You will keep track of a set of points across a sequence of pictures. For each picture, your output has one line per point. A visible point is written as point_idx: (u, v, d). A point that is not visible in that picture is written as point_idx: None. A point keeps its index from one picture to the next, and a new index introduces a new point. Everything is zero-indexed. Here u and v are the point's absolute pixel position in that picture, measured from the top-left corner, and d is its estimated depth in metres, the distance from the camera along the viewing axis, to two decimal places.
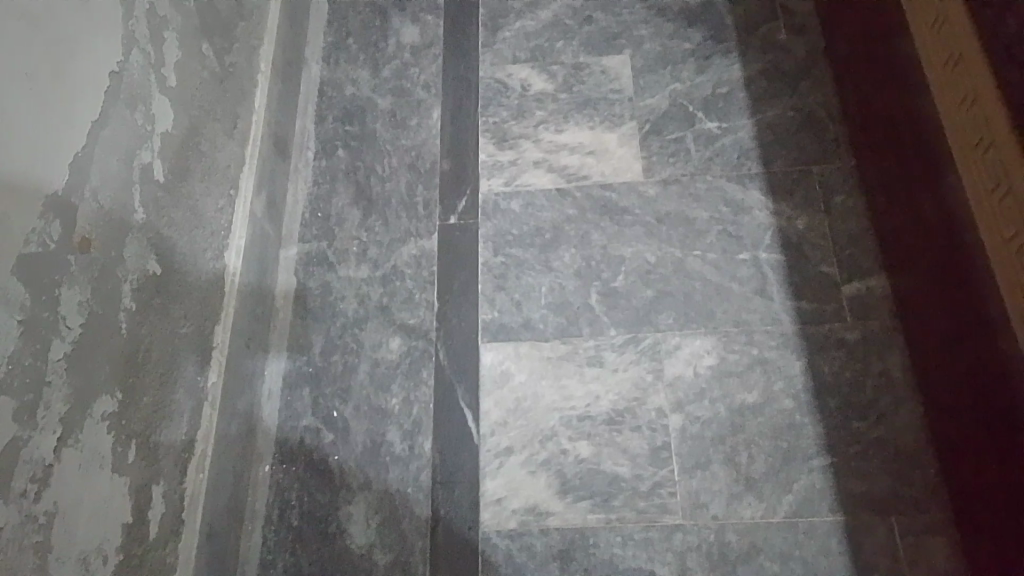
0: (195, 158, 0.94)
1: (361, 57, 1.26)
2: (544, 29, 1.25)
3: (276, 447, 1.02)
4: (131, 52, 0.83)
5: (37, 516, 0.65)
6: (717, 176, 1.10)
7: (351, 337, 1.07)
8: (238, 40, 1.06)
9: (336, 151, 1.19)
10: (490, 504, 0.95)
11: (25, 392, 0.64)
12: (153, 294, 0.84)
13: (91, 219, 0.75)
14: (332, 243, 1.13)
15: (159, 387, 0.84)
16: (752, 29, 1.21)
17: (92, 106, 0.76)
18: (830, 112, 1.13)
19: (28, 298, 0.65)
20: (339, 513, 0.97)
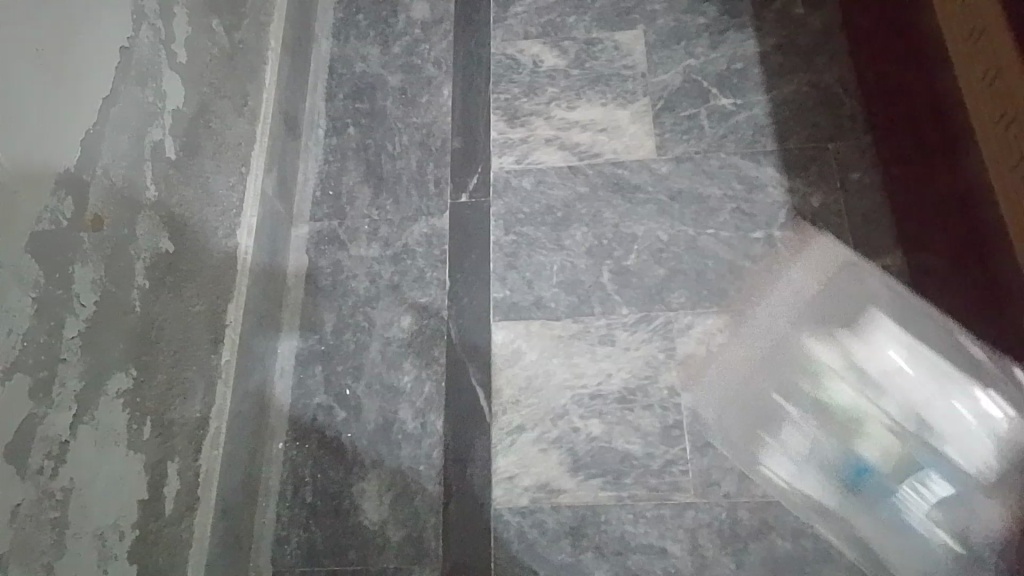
0: (205, 136, 0.93)
1: (370, 34, 1.25)
2: (556, 4, 1.23)
3: (289, 425, 1.02)
4: (141, 29, 0.82)
5: (54, 493, 0.66)
6: (731, 153, 1.09)
7: (362, 315, 1.07)
8: (247, 16, 1.05)
9: (346, 129, 1.18)
10: (501, 482, 0.96)
11: (40, 370, 0.65)
12: (166, 273, 0.84)
13: (102, 198, 0.74)
14: (342, 222, 1.12)
15: (172, 366, 0.85)
16: (768, 3, 1.19)
17: (102, 84, 0.75)
18: (846, 87, 1.11)
19: (41, 277, 0.66)
20: (352, 489, 0.97)
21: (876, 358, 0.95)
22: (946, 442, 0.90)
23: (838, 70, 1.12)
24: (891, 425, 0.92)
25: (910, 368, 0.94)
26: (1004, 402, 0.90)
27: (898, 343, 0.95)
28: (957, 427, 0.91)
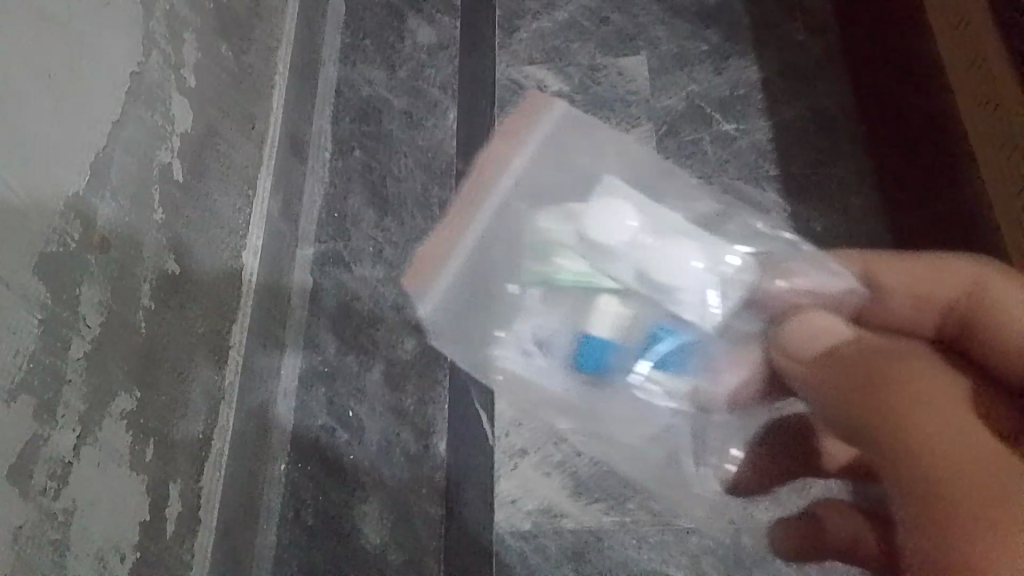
0: (212, 158, 0.94)
1: (377, 58, 1.27)
2: (559, 30, 1.25)
3: (291, 446, 1.02)
4: (151, 53, 0.83)
5: (56, 514, 0.66)
6: (733, 178, 1.10)
7: (365, 336, 1.07)
8: (255, 40, 1.06)
9: (351, 151, 1.20)
10: (504, 505, 0.96)
11: (45, 391, 0.65)
12: (171, 293, 0.85)
13: (110, 221, 0.75)
14: (347, 243, 1.13)
15: (175, 386, 0.85)
16: (769, 29, 1.21)
17: (112, 109, 0.76)
18: (847, 112, 1.12)
19: (49, 298, 0.66)
20: (353, 513, 0.97)
21: (608, 221, 0.67)
22: (676, 287, 0.69)
23: (838, 95, 1.13)
24: (615, 291, 0.68)
25: (661, 225, 0.69)
26: (803, 278, 0.71)
27: (640, 207, 0.70)
28: (715, 258, 0.71)
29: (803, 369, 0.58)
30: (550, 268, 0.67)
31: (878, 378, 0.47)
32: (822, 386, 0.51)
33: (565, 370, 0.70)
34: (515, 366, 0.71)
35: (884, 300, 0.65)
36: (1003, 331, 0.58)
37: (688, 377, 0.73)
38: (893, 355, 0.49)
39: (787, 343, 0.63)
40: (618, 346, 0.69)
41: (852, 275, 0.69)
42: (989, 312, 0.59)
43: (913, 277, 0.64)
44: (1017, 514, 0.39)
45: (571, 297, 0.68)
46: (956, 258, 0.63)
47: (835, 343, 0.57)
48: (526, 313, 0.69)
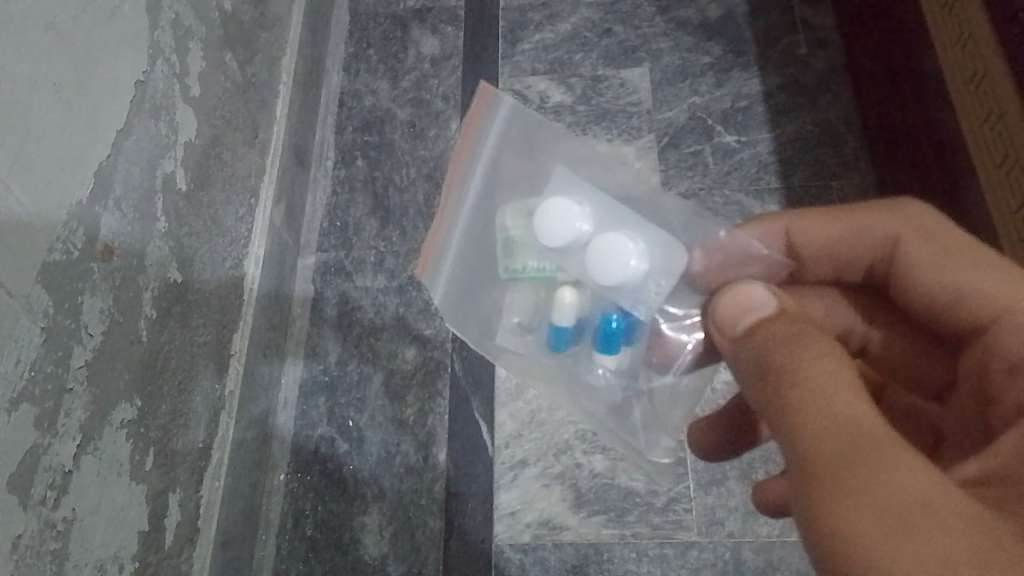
0: (216, 167, 0.95)
1: (380, 68, 1.27)
2: (562, 41, 1.25)
3: (291, 456, 1.02)
4: (156, 63, 0.84)
5: (55, 524, 0.66)
6: (735, 190, 1.11)
7: (366, 346, 1.07)
8: (259, 50, 1.07)
9: (355, 161, 1.20)
10: (504, 517, 0.97)
11: (46, 400, 0.65)
12: (174, 302, 0.85)
13: (113, 229, 0.75)
14: (349, 252, 1.13)
15: (177, 395, 0.85)
16: (772, 43, 1.21)
17: (117, 119, 0.77)
18: (852, 130, 1.14)
19: (51, 307, 0.66)
20: (353, 524, 0.97)
21: (561, 221, 0.68)
22: (625, 279, 0.69)
23: (846, 112, 1.15)
24: (570, 283, 0.73)
25: (611, 218, 0.70)
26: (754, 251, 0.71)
27: (585, 198, 0.70)
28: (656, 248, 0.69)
29: (723, 338, 0.56)
30: (515, 265, 0.73)
31: (773, 369, 0.48)
32: (737, 364, 0.53)
33: (540, 352, 0.77)
34: (508, 345, 0.77)
35: (811, 264, 0.73)
36: (921, 290, 0.65)
37: (642, 352, 0.76)
38: (794, 333, 0.50)
39: (714, 309, 0.59)
40: (578, 331, 0.75)
41: (778, 242, 0.72)
42: (903, 273, 0.67)
43: (829, 241, 0.70)
44: (870, 493, 0.41)
45: (534, 287, 0.75)
46: (868, 213, 0.68)
47: (750, 315, 0.55)
48: (504, 308, 0.75)
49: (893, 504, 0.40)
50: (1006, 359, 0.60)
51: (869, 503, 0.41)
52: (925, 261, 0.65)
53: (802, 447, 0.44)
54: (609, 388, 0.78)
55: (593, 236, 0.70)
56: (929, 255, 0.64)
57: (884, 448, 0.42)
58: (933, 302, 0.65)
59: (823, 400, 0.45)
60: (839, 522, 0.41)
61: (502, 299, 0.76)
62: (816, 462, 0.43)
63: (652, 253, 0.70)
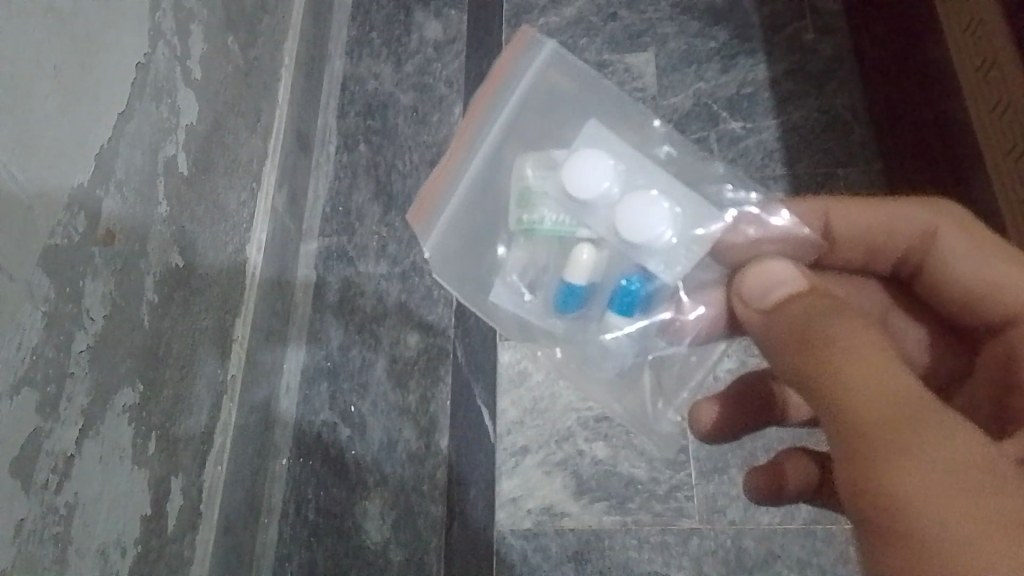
0: (217, 151, 0.94)
1: (383, 52, 1.25)
2: (567, 26, 1.24)
3: (293, 441, 1.02)
4: (157, 46, 0.83)
5: (57, 509, 0.66)
6: (740, 178, 1.10)
7: (369, 332, 1.07)
8: (261, 33, 1.06)
9: (357, 146, 1.19)
10: (505, 504, 0.99)
11: (47, 385, 0.65)
12: (176, 288, 0.85)
13: (115, 214, 0.75)
14: (351, 238, 1.13)
15: (179, 381, 0.85)
16: (779, 28, 1.20)
17: (118, 102, 0.76)
18: (857, 117, 1.13)
19: (52, 291, 0.66)
20: (355, 509, 0.97)
21: (588, 176, 0.67)
22: (653, 236, 0.67)
23: (849, 100, 1.14)
24: (591, 241, 0.70)
25: (639, 177, 0.70)
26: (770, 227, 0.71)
27: (616, 156, 0.70)
28: (685, 210, 0.69)
29: (751, 315, 0.57)
30: (533, 217, 0.70)
31: (817, 344, 0.49)
32: (770, 340, 0.54)
33: (546, 312, 0.73)
34: (502, 301, 0.73)
35: (841, 249, 0.73)
36: (952, 280, 0.68)
37: (655, 316, 0.73)
38: (832, 310, 0.51)
39: (742, 284, 0.59)
40: (594, 289, 0.71)
41: (815, 223, 0.72)
42: (937, 263, 0.69)
43: (867, 227, 0.71)
44: (934, 461, 0.42)
45: (550, 244, 0.71)
46: (907, 205, 0.69)
47: (783, 292, 0.55)
48: (512, 262, 0.72)
49: (959, 471, 0.42)
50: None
51: (935, 472, 0.42)
52: (961, 253, 0.67)
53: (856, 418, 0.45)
54: (617, 353, 0.74)
55: (621, 194, 0.69)
56: (966, 246, 0.67)
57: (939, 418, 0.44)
58: (960, 292, 0.68)
59: (871, 372, 0.46)
60: (904, 491, 0.42)
61: (506, 255, 0.72)
62: (872, 433, 0.44)
63: (675, 218, 0.68)
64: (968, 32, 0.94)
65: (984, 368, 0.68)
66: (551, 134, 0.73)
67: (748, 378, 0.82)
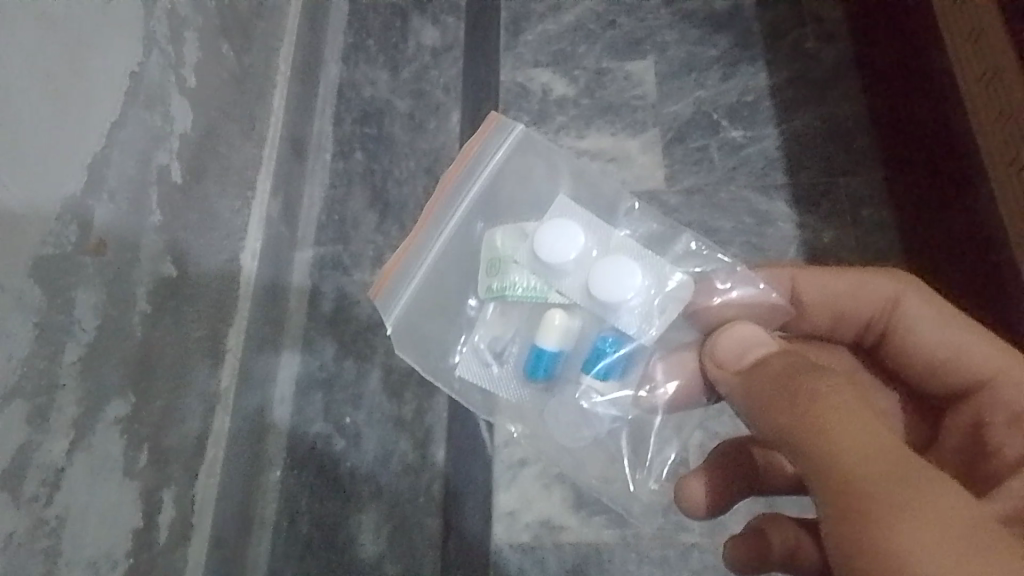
0: (211, 159, 0.93)
1: (380, 59, 1.24)
2: (566, 33, 1.23)
3: (287, 453, 1.01)
4: (151, 52, 0.82)
5: (47, 522, 0.64)
6: (741, 187, 1.09)
7: (364, 342, 1.05)
8: (256, 40, 1.05)
9: (353, 153, 1.18)
10: (502, 517, 0.96)
11: (38, 396, 0.63)
12: (168, 297, 0.83)
13: (107, 222, 0.74)
14: (347, 247, 1.12)
15: (171, 393, 0.83)
16: (779, 36, 1.19)
17: (112, 109, 0.75)
18: (861, 124, 1.11)
19: (43, 301, 0.65)
20: (350, 522, 0.96)
21: (560, 242, 0.64)
22: (625, 301, 0.65)
23: (852, 106, 1.12)
24: (562, 306, 0.68)
25: (612, 245, 0.67)
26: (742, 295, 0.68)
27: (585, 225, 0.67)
28: (658, 276, 0.67)
29: (727, 375, 0.56)
30: (503, 283, 0.68)
31: (805, 399, 0.48)
32: (747, 397, 0.53)
33: (518, 380, 0.71)
34: (473, 373, 0.72)
35: (810, 314, 0.71)
36: (915, 348, 0.66)
37: (633, 381, 0.70)
38: (813, 369, 0.50)
39: (717, 347, 0.58)
40: (566, 355, 0.69)
41: (783, 288, 0.70)
42: (901, 331, 0.67)
43: (834, 293, 0.69)
44: (927, 516, 0.42)
45: (520, 308, 0.70)
46: (871, 273, 0.68)
47: (760, 353, 0.55)
48: (482, 328, 0.71)
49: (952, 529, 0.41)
50: (1009, 415, 0.62)
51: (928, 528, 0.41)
52: (926, 320, 0.66)
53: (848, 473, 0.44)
54: (595, 418, 0.71)
55: (591, 261, 0.66)
56: (932, 317, 0.66)
57: (928, 473, 0.44)
58: (925, 361, 0.66)
59: (859, 426, 0.45)
60: (902, 545, 0.41)
61: (478, 322, 0.72)
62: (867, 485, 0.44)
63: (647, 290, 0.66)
64: (970, 43, 0.92)
65: (951, 437, 0.66)
66: (529, 199, 0.71)
67: (731, 447, 0.75)
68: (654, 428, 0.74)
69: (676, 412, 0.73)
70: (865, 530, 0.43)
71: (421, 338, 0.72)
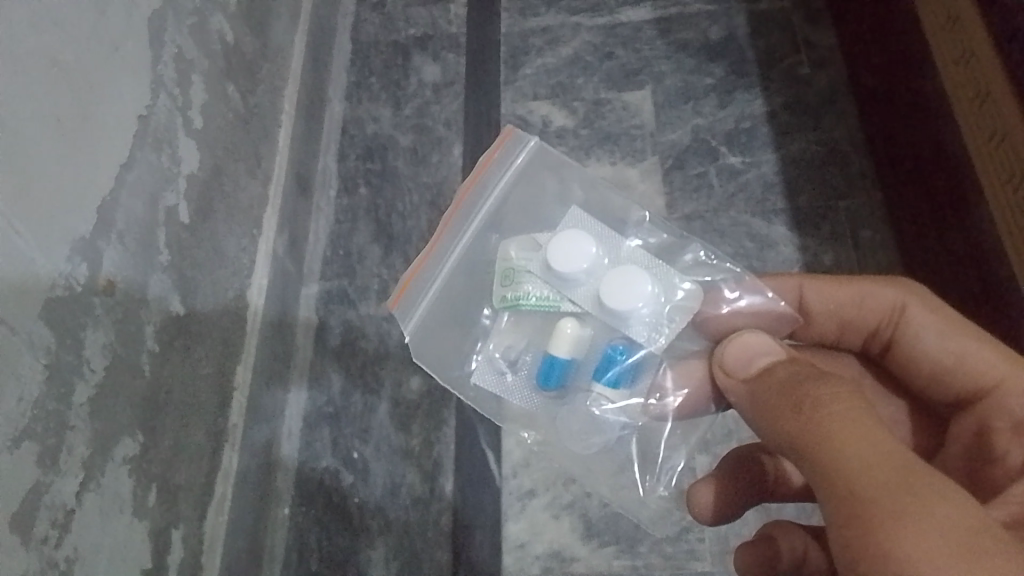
0: (218, 198, 0.95)
1: (383, 95, 1.27)
2: (564, 65, 1.25)
3: (295, 488, 1.01)
4: (159, 96, 0.84)
5: (57, 563, 0.65)
6: (741, 211, 1.10)
7: (371, 374, 1.06)
8: (262, 81, 1.07)
9: (358, 188, 1.20)
10: (512, 550, 0.95)
11: (48, 437, 0.64)
12: (176, 334, 0.84)
13: (116, 263, 0.75)
14: (353, 280, 1.13)
15: (179, 429, 0.84)
16: (774, 63, 1.21)
17: (120, 153, 0.77)
18: (857, 147, 1.13)
19: (53, 342, 0.66)
20: (358, 557, 0.95)
21: (571, 252, 0.65)
22: (636, 309, 0.65)
23: (846, 130, 1.15)
24: (574, 314, 0.68)
25: (621, 255, 0.68)
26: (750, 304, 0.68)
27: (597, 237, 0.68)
28: (666, 286, 0.68)
29: (736, 384, 0.56)
30: (517, 292, 0.68)
31: (809, 407, 0.48)
32: (755, 406, 0.53)
33: (530, 389, 0.71)
34: (484, 382, 0.72)
35: (815, 323, 0.72)
36: (921, 355, 0.66)
37: (642, 389, 0.70)
38: (818, 377, 0.51)
39: (724, 355, 0.59)
40: (577, 363, 0.69)
41: (789, 298, 0.71)
42: (905, 338, 0.67)
43: (838, 302, 0.70)
44: (929, 518, 0.42)
45: (532, 319, 0.71)
46: (875, 281, 0.68)
47: (767, 361, 0.55)
48: (494, 337, 0.72)
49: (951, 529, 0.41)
50: (1013, 422, 0.61)
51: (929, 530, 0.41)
52: (928, 328, 0.66)
53: (852, 478, 0.44)
54: (607, 426, 0.70)
55: (603, 270, 0.67)
56: (936, 325, 0.65)
57: (933, 480, 0.44)
58: (930, 369, 0.66)
59: (861, 433, 0.45)
60: (907, 549, 0.41)
61: (489, 332, 0.72)
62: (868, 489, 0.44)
63: (658, 298, 0.67)
64: (960, 64, 0.93)
65: (954, 444, 0.65)
66: (540, 216, 0.71)
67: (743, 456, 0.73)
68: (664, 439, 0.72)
69: (681, 422, 0.72)
70: (868, 535, 0.43)
71: (434, 352, 0.71)
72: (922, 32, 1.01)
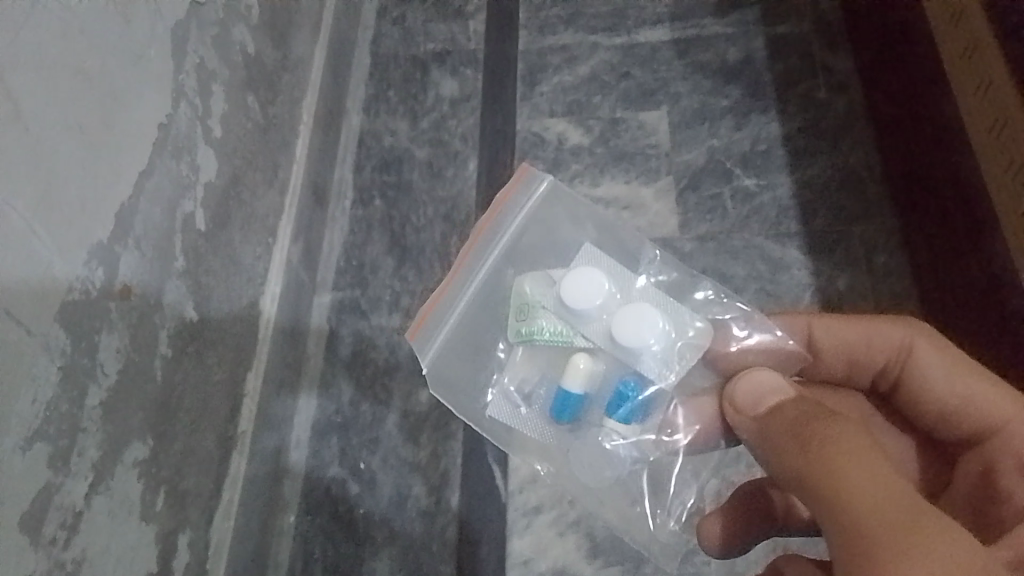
0: (236, 206, 0.96)
1: (400, 108, 1.28)
2: (581, 84, 1.26)
3: (302, 498, 1.01)
4: (181, 105, 0.85)
5: (64, 564, 0.65)
6: (754, 234, 1.10)
7: (380, 386, 1.06)
8: (282, 92, 1.09)
9: (373, 200, 1.20)
10: (516, 566, 0.94)
11: (60, 439, 0.65)
12: (189, 340, 0.85)
13: (133, 268, 0.76)
14: (365, 291, 1.13)
15: (190, 435, 0.84)
16: (790, 86, 1.21)
17: (141, 158, 0.78)
18: (875, 174, 1.12)
19: (68, 344, 0.66)
20: (363, 568, 0.95)
21: (585, 289, 0.66)
22: (648, 345, 0.66)
23: (865, 156, 1.13)
24: (588, 350, 0.68)
25: (634, 292, 0.68)
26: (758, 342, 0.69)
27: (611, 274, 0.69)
28: (678, 322, 0.68)
29: (746, 421, 0.56)
30: (531, 326, 0.68)
31: (817, 444, 0.48)
32: (766, 444, 0.53)
33: (542, 420, 0.70)
34: (499, 416, 0.71)
35: (825, 361, 0.70)
36: (929, 395, 0.66)
37: (653, 424, 0.69)
38: (827, 415, 0.51)
39: (734, 393, 0.58)
40: (590, 398, 0.68)
41: (799, 335, 0.70)
42: (914, 377, 0.66)
43: (847, 340, 0.69)
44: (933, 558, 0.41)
45: (545, 351, 0.70)
46: (885, 321, 0.68)
47: (777, 399, 0.55)
48: (507, 370, 0.71)
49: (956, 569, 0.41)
50: (1019, 460, 0.61)
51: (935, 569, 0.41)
52: (938, 368, 0.65)
53: (861, 517, 0.44)
54: (618, 462, 0.69)
55: (615, 306, 0.67)
56: (943, 365, 0.65)
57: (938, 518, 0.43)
58: (938, 409, 0.66)
59: (869, 471, 0.46)
60: None
61: (502, 364, 0.71)
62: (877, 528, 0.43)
63: (669, 335, 0.67)
64: (978, 94, 0.95)
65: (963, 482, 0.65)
66: (554, 249, 0.72)
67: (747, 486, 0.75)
68: (674, 473, 0.71)
69: (692, 455, 0.72)
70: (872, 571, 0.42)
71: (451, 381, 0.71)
72: (942, 63, 1.02)
